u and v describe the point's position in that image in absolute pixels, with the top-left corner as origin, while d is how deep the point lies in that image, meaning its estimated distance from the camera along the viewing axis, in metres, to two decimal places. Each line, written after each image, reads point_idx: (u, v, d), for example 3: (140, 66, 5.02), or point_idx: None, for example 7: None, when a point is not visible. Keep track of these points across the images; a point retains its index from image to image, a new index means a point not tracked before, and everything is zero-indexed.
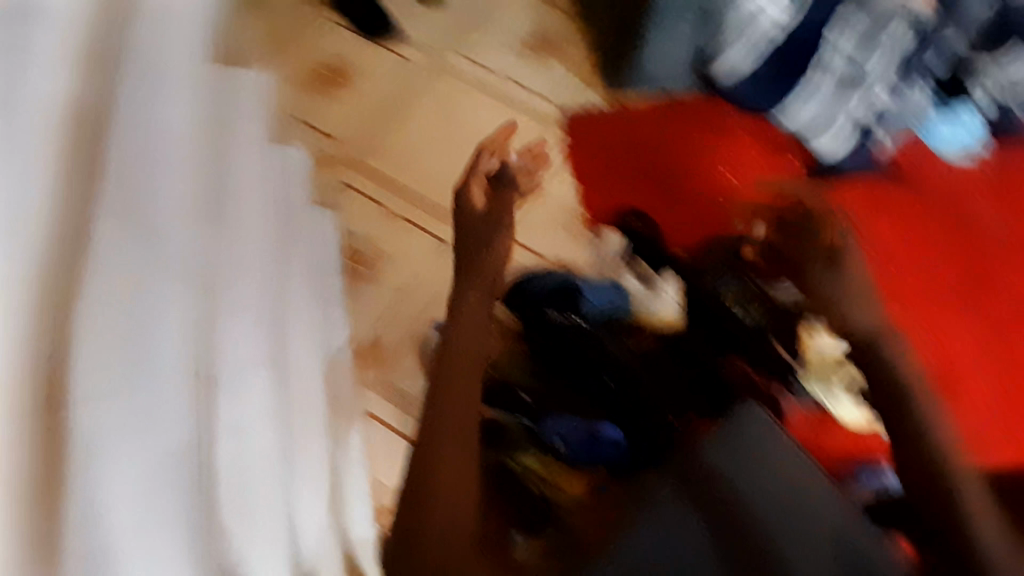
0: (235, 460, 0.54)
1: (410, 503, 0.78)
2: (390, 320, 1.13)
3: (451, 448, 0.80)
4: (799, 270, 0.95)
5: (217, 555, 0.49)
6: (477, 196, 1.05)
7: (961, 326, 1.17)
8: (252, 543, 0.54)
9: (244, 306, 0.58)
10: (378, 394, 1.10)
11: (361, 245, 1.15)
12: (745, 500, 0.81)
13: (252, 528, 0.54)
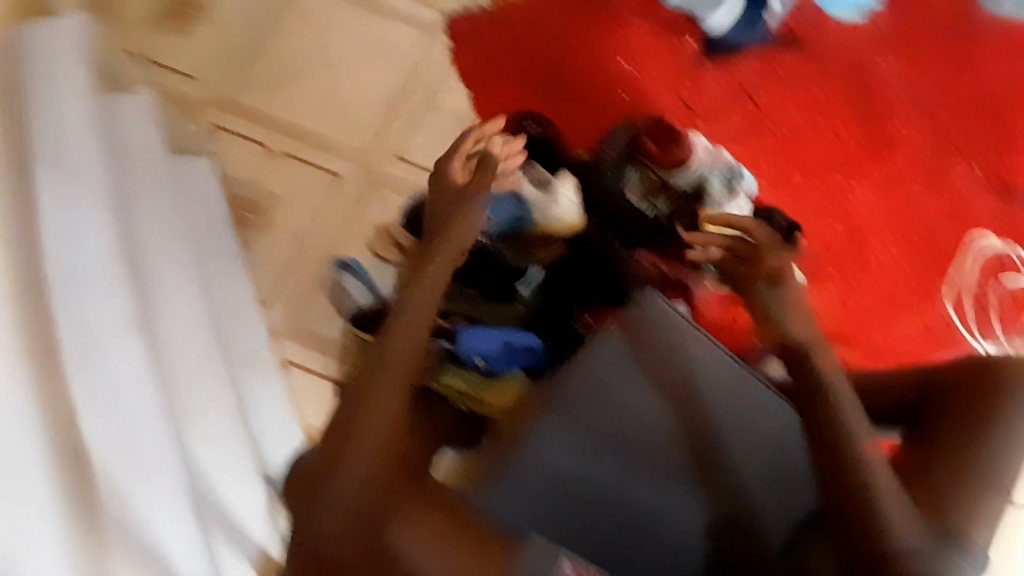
0: (124, 444, 0.64)
1: (320, 472, 0.68)
2: (290, 262, 1.08)
3: (379, 406, 0.71)
4: (740, 278, 0.84)
5: (139, 509, 0.63)
6: (455, 167, 0.85)
7: (871, 186, 1.17)
8: (167, 503, 0.66)
9: (84, 310, 0.67)
10: (292, 340, 1.06)
11: (245, 188, 1.10)
12: (659, 417, 0.77)
13: (158, 500, 0.65)
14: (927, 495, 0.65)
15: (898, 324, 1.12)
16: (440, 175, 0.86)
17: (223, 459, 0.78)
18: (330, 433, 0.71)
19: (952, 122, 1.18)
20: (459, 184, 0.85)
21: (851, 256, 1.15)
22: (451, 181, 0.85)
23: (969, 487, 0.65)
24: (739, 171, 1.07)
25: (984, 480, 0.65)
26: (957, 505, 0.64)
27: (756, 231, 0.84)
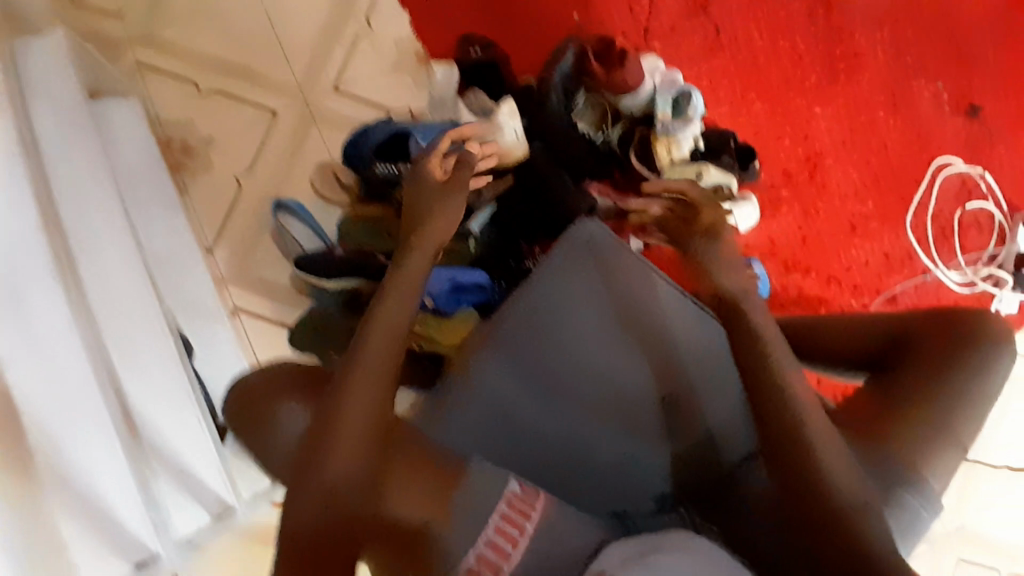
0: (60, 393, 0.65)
1: (304, 469, 0.64)
2: (231, 205, 1.04)
3: (365, 382, 0.66)
4: (677, 234, 0.84)
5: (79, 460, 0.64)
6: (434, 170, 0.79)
7: (833, 105, 1.14)
8: (102, 455, 0.66)
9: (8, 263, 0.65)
10: (240, 286, 1.03)
11: (178, 130, 1.05)
12: (590, 350, 0.82)
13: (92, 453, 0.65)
14: (902, 456, 0.69)
15: (857, 251, 1.10)
16: (417, 173, 0.80)
17: (159, 410, 0.79)
18: (313, 434, 0.65)
19: (912, 35, 1.15)
20: (439, 182, 0.79)
21: (810, 180, 1.12)
22: (431, 179, 0.79)
23: (934, 442, 0.70)
24: (689, 91, 1.02)
25: (946, 433, 0.70)
26: (923, 459, 0.70)
27: (689, 192, 0.83)
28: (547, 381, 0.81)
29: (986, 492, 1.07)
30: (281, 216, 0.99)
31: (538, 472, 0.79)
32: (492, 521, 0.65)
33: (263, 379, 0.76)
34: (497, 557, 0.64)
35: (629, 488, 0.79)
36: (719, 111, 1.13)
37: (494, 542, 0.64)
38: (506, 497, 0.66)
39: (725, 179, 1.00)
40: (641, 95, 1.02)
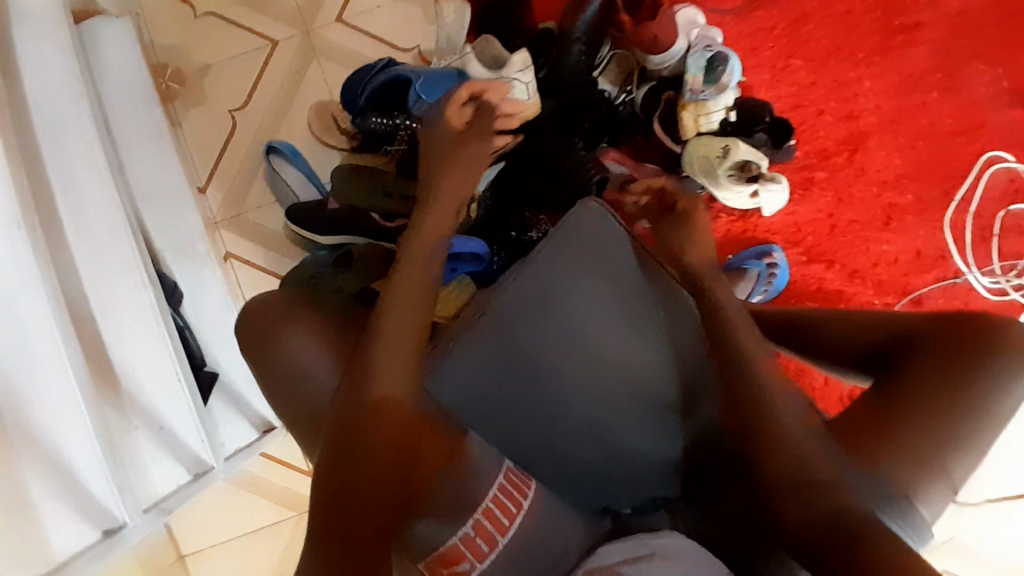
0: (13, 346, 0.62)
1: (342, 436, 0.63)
2: (225, 144, 0.99)
3: (400, 330, 0.70)
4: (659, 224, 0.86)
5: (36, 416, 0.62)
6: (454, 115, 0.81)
7: (881, 81, 1.04)
8: (60, 409, 0.63)
9: None
10: (231, 231, 0.99)
11: (173, 56, 0.99)
12: (600, 334, 0.77)
13: (58, 408, 0.63)
14: (906, 462, 0.62)
15: (887, 245, 1.03)
16: (437, 120, 0.82)
17: (148, 357, 0.78)
18: (352, 404, 0.65)
19: (979, 9, 1.04)
20: (455, 131, 0.81)
21: (848, 164, 1.03)
22: (449, 128, 0.81)
23: (942, 452, 0.63)
24: (726, 52, 0.90)
25: (957, 446, 0.63)
26: (928, 469, 0.62)
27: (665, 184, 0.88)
28: (557, 363, 0.76)
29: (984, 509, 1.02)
30: (272, 161, 0.95)
31: (526, 447, 0.75)
32: (493, 490, 0.67)
33: (279, 323, 0.75)
34: (491, 528, 0.65)
35: (616, 481, 0.74)
36: (758, 77, 1.04)
37: (490, 511, 0.66)
38: (504, 471, 0.70)
39: (755, 157, 0.92)
40: (672, 55, 0.92)
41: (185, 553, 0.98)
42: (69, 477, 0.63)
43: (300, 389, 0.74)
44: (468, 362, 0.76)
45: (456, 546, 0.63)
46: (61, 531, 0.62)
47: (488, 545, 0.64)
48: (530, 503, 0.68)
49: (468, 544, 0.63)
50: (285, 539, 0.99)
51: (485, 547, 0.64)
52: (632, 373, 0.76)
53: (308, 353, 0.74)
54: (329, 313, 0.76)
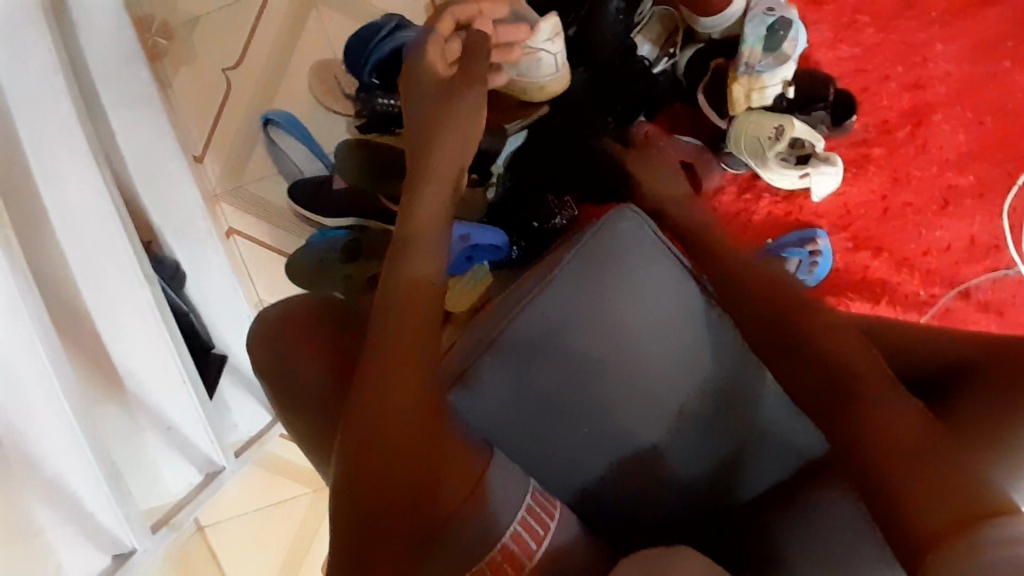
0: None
1: (352, 478, 0.55)
2: (221, 107, 0.90)
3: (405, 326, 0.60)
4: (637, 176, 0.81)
5: (31, 442, 0.59)
6: (436, 52, 0.67)
7: (954, 45, 0.92)
8: (53, 437, 0.58)
9: None
10: (232, 204, 0.92)
11: (157, 5, 0.87)
12: (648, 355, 0.67)
13: (53, 435, 0.58)
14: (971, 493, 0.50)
15: (941, 232, 0.94)
16: (420, 65, 0.68)
17: (152, 355, 0.73)
18: (356, 444, 0.56)
19: None
20: (443, 78, 0.68)
21: (909, 139, 0.93)
22: (434, 72, 0.67)
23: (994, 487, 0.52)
24: (790, 15, 0.79)
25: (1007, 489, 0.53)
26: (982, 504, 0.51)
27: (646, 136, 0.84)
28: (596, 386, 0.66)
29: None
30: (270, 132, 0.86)
31: (559, 467, 0.66)
32: (519, 510, 0.58)
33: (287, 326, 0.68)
34: (519, 553, 0.56)
35: (650, 504, 0.66)
36: (817, 37, 0.91)
37: (518, 534, 0.57)
38: (531, 490, 0.60)
39: (809, 137, 0.82)
40: (726, 19, 0.81)
41: (205, 525, 0.99)
42: (77, 509, 0.60)
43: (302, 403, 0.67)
44: (495, 371, 0.66)
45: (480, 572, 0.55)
46: (72, 556, 0.61)
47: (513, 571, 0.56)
48: (559, 522, 0.60)
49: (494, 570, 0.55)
50: (303, 513, 1.00)
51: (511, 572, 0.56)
52: (679, 388, 0.67)
53: (316, 365, 0.67)
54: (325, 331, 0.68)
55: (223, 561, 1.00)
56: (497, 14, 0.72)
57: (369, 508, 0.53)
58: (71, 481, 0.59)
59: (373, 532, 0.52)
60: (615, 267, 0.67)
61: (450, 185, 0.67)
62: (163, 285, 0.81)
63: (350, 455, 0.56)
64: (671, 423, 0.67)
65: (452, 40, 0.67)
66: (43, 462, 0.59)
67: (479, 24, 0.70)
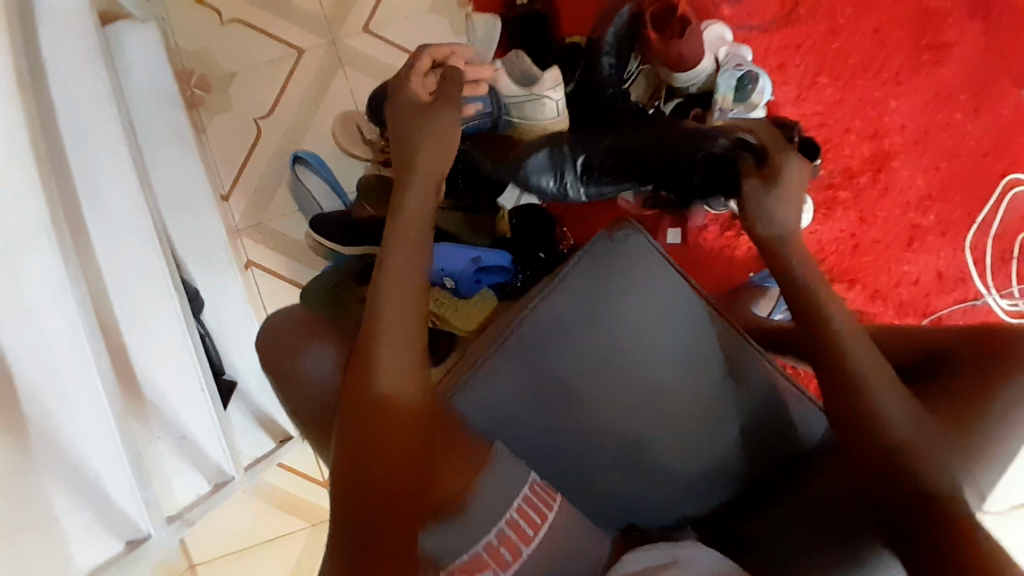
0: (41, 350, 0.60)
1: (354, 479, 0.58)
2: (248, 152, 0.99)
3: (398, 338, 0.64)
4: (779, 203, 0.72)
5: (58, 424, 0.60)
6: (413, 81, 0.77)
7: (907, 100, 1.04)
8: (85, 417, 0.61)
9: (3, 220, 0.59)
10: (252, 238, 0.99)
11: (198, 62, 0.98)
12: (639, 361, 0.72)
13: (87, 415, 0.61)
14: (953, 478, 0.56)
15: (909, 267, 1.03)
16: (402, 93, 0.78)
17: (175, 361, 0.77)
18: (355, 449, 0.59)
19: (1009, 31, 1.04)
20: (421, 100, 0.77)
21: (872, 183, 1.03)
22: (415, 97, 0.77)
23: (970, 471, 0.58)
24: (756, 71, 0.88)
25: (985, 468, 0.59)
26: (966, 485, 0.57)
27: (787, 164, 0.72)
28: (588, 393, 0.71)
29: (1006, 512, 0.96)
30: (297, 169, 0.94)
31: (560, 467, 0.70)
32: (516, 499, 0.61)
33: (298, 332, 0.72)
34: (515, 538, 0.59)
35: (649, 493, 0.70)
36: (784, 95, 1.03)
37: (514, 520, 0.60)
38: (530, 481, 0.63)
39: None
40: (698, 73, 0.89)
41: (196, 562, 0.96)
42: (96, 492, 0.61)
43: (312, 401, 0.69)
44: (498, 382, 0.70)
45: (478, 557, 0.58)
46: (85, 545, 0.60)
47: (512, 554, 0.59)
48: (556, 514, 0.63)
49: (491, 553, 0.58)
50: (300, 547, 0.97)
51: (509, 556, 0.59)
52: (666, 390, 0.72)
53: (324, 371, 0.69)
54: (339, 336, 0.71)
55: None
56: (467, 55, 0.83)
57: (368, 508, 0.57)
58: (93, 465, 0.61)
59: (368, 536, 0.55)
60: (611, 284, 0.73)
61: (430, 189, 0.73)
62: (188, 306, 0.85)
63: (350, 458, 0.59)
64: (660, 427, 0.71)
65: (428, 72, 0.78)
66: (61, 443, 0.60)
67: (452, 62, 0.80)
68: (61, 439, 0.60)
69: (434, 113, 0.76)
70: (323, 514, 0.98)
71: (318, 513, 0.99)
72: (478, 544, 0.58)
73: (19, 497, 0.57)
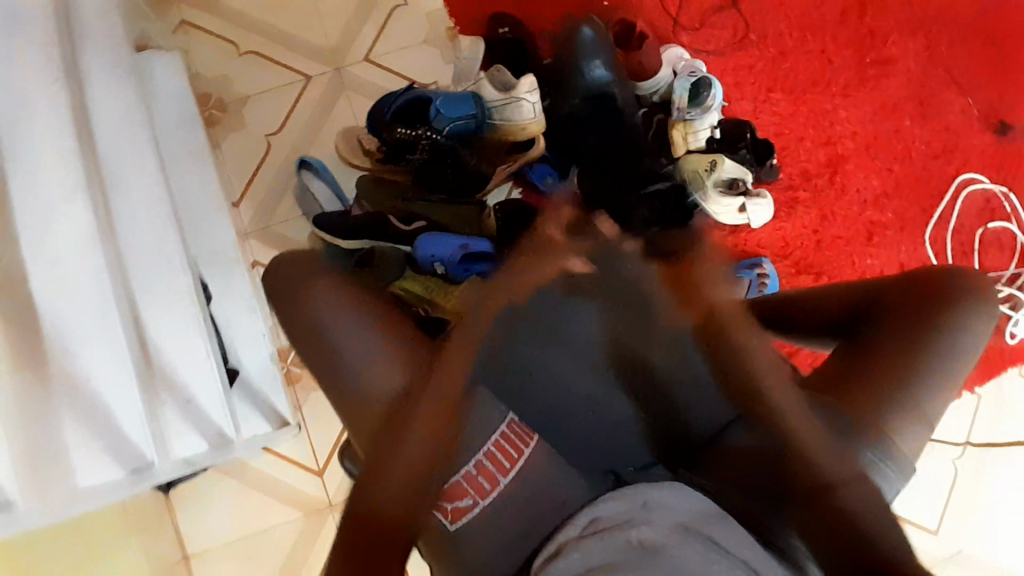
0: (68, 294, 0.66)
1: (367, 485, 0.61)
2: (257, 165, 1.09)
3: (439, 384, 0.67)
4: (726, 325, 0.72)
5: (78, 361, 0.65)
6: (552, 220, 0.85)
7: (856, 110, 1.15)
8: (100, 353, 0.67)
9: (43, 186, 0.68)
10: (258, 240, 1.08)
11: (216, 87, 1.10)
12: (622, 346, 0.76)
13: (100, 350, 0.67)
14: (867, 420, 0.65)
15: (873, 260, 1.11)
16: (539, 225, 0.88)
17: (182, 328, 0.82)
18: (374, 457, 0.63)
19: (943, 50, 1.17)
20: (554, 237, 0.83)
21: (829, 184, 1.13)
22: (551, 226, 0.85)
23: (898, 416, 0.66)
24: (709, 78, 0.98)
25: (916, 418, 0.66)
26: (891, 427, 0.65)
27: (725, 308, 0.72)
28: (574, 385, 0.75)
29: (969, 498, 1.10)
30: (304, 175, 1.03)
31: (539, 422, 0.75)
32: (493, 435, 0.70)
33: (314, 290, 0.75)
34: (493, 469, 0.68)
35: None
36: (742, 108, 1.14)
37: (491, 454, 0.69)
38: (507, 423, 0.71)
39: (739, 173, 1.00)
40: (659, 81, 1.00)
41: (191, 553, 0.99)
42: (106, 424, 0.65)
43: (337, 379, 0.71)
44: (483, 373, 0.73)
45: (456, 485, 0.66)
46: (89, 472, 0.64)
47: (490, 484, 0.67)
48: (532, 450, 0.70)
49: (469, 483, 0.67)
50: (292, 536, 1.02)
51: (488, 486, 0.67)
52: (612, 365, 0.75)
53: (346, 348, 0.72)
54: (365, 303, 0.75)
55: None
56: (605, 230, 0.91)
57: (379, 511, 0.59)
58: (104, 398, 0.66)
59: (361, 530, 0.58)
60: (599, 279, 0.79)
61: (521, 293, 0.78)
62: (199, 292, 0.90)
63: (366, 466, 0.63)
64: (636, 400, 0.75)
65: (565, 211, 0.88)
66: (78, 376, 0.65)
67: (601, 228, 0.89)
68: (78, 374, 0.65)
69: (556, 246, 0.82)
70: (318, 503, 1.02)
71: (314, 502, 1.03)
72: (457, 477, 0.67)
73: (36, 417, 0.62)
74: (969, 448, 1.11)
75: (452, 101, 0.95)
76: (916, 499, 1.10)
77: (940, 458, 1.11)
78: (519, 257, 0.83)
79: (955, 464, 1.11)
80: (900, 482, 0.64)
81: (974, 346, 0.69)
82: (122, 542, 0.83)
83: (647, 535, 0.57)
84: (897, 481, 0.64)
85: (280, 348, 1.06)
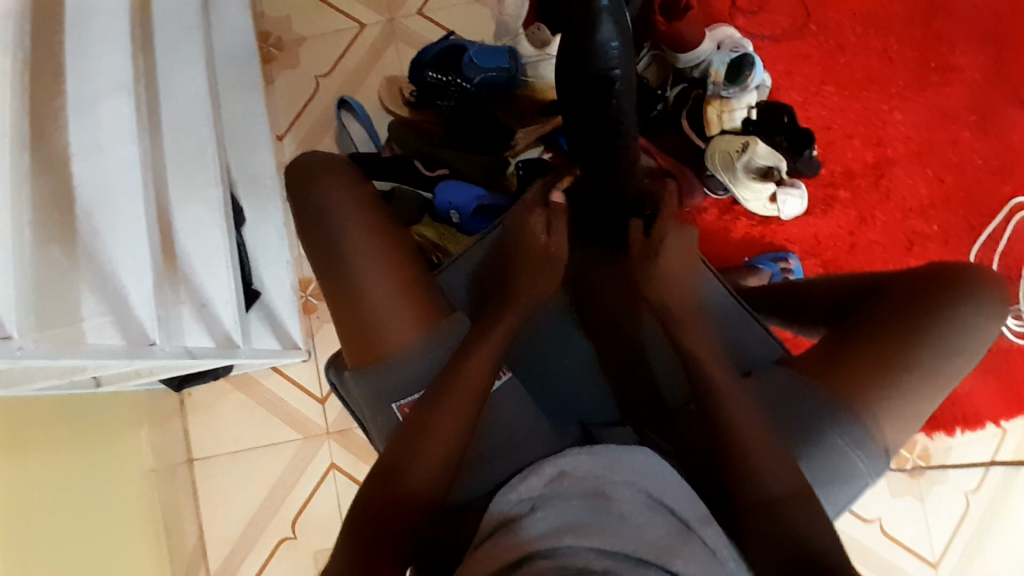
0: (102, 184, 0.72)
1: (387, 470, 0.65)
2: (304, 104, 1.14)
3: (464, 401, 0.68)
4: (677, 332, 0.75)
5: (99, 241, 0.70)
6: (534, 221, 0.82)
7: (914, 112, 1.10)
8: (119, 232, 0.72)
9: (96, 83, 0.73)
10: None
11: (277, 26, 1.16)
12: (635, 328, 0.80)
13: (122, 234, 0.72)
14: (863, 412, 0.66)
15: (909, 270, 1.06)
16: (519, 227, 0.82)
17: (212, 237, 0.89)
18: (399, 439, 0.66)
19: (1017, 60, 1.10)
20: (536, 245, 0.81)
21: (873, 186, 1.08)
22: (531, 234, 0.81)
23: (891, 412, 0.66)
24: (752, 57, 0.96)
25: (912, 414, 0.67)
26: (881, 424, 0.66)
27: (677, 309, 0.77)
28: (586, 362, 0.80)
29: (978, 533, 1.05)
30: (343, 115, 1.10)
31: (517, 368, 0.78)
32: None
33: (358, 246, 0.74)
34: None
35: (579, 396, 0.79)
36: (790, 98, 1.10)
37: None
38: None
39: (774, 161, 0.96)
40: (699, 55, 0.98)
41: (195, 457, 1.07)
42: (117, 298, 0.70)
43: (371, 342, 0.72)
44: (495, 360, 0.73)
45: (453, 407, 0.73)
46: (96, 336, 0.66)
47: None
48: (502, 383, 0.74)
49: None
50: (289, 457, 1.07)
51: None
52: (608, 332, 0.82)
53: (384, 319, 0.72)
54: (406, 272, 0.75)
55: (204, 500, 1.07)
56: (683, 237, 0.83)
57: (397, 502, 0.63)
58: (120, 276, 0.71)
59: (391, 518, 0.62)
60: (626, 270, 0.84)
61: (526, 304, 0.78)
62: (231, 220, 0.95)
63: (391, 445, 0.66)
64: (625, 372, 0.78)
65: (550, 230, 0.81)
66: (99, 251, 0.70)
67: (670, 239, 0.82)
68: (96, 248, 0.70)
69: (537, 259, 0.81)
70: (317, 429, 1.08)
71: (312, 428, 1.08)
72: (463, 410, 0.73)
73: (59, 283, 0.64)
74: (984, 485, 1.06)
75: (491, 53, 0.98)
76: (918, 525, 1.05)
77: (952, 488, 1.06)
78: (515, 260, 0.81)
79: (968, 498, 1.06)
80: (870, 479, 0.67)
81: (981, 344, 0.68)
82: (115, 428, 0.90)
83: (610, 498, 0.60)
84: (868, 477, 0.67)
85: (301, 279, 1.11)
